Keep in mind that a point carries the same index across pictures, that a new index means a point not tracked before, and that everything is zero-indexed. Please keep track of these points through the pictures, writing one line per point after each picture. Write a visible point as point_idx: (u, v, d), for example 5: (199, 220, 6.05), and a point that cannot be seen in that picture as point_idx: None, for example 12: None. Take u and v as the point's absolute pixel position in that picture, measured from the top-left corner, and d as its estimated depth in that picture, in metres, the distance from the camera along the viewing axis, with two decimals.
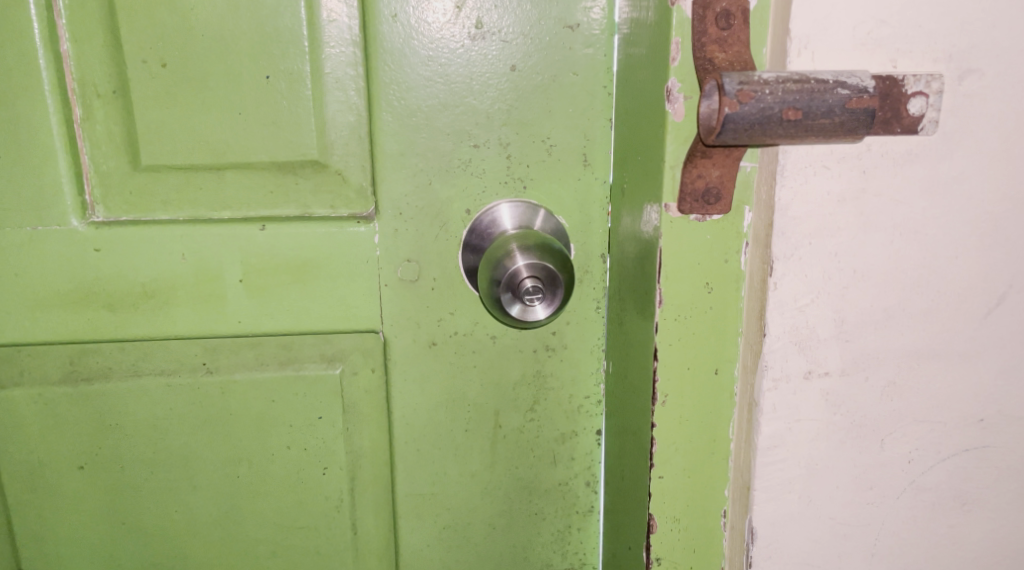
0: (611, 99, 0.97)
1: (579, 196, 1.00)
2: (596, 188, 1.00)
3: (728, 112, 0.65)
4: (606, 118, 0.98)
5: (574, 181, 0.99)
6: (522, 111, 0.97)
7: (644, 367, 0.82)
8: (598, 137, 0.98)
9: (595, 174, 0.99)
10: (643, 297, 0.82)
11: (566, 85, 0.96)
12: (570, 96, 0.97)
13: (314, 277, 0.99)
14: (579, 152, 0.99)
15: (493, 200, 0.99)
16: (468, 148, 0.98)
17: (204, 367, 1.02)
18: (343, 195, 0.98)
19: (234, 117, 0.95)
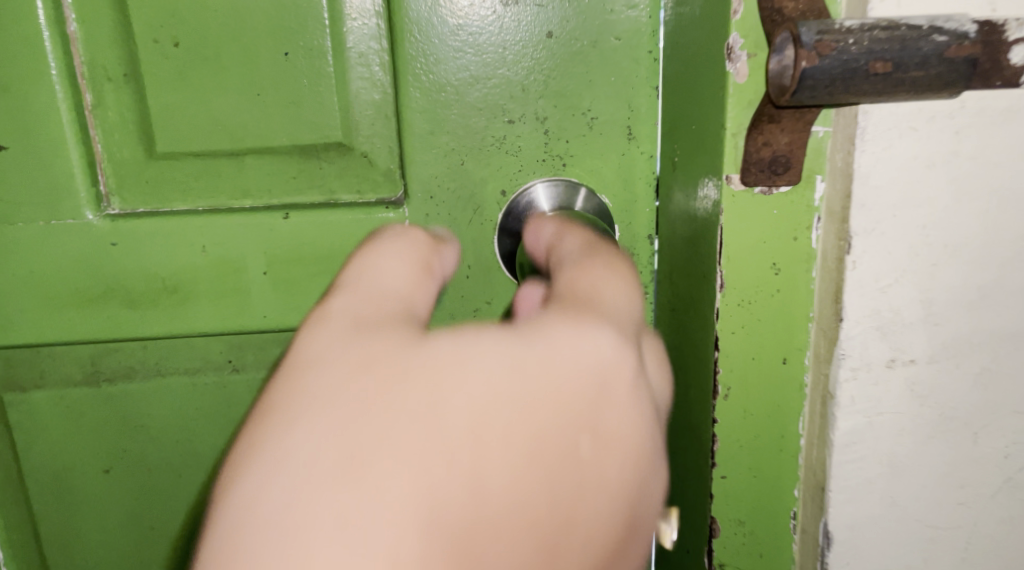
0: (658, 64, 0.88)
1: (623, 173, 0.91)
2: (641, 164, 0.90)
3: (805, 66, 0.57)
4: (653, 86, 0.88)
5: (618, 157, 0.90)
6: (560, 81, 0.88)
7: (703, 358, 0.74)
8: (644, 106, 0.89)
9: (641, 148, 0.90)
10: (700, 281, 0.74)
11: (608, 51, 0.87)
12: (613, 62, 0.87)
13: (342, 267, 0.93)
14: (623, 125, 0.89)
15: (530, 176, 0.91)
16: (502, 124, 0.89)
17: (231, 366, 0.98)
18: (370, 179, 0.92)
19: (252, 98, 0.89)
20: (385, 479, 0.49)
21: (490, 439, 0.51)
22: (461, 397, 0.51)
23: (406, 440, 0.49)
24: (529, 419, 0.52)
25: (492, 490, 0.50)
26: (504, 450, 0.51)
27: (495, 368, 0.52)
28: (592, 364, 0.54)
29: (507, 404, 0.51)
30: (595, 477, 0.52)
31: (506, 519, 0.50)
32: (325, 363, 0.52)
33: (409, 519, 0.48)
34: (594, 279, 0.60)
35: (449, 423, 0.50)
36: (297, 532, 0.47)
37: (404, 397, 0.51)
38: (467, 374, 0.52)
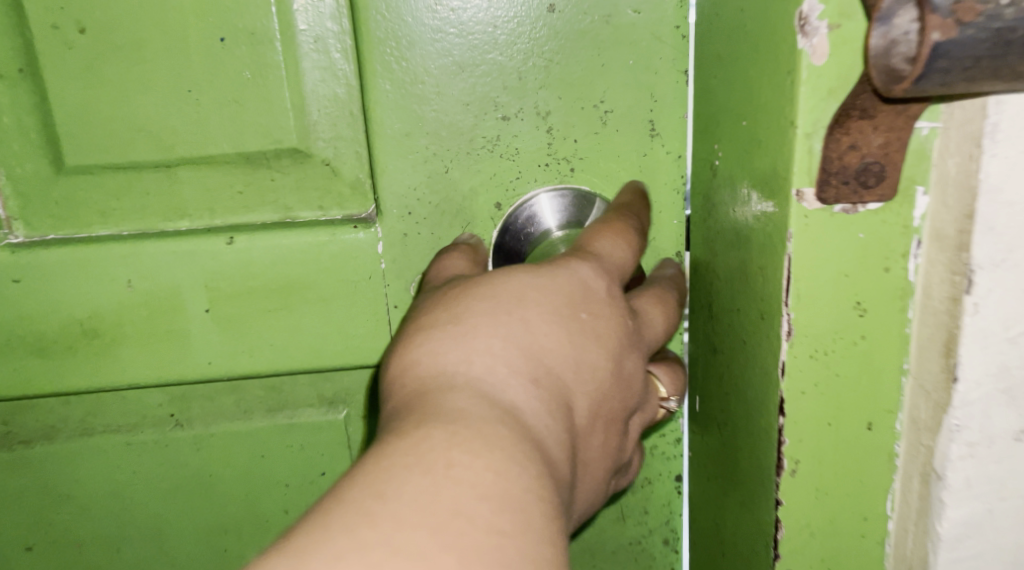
0: (687, 43, 0.70)
1: (644, 178, 0.74)
2: (667, 165, 0.73)
3: (940, 40, 0.42)
4: (681, 69, 0.71)
5: (638, 158, 0.73)
6: (565, 66, 0.71)
7: (763, 423, 0.57)
8: (671, 95, 0.71)
9: (665, 146, 0.73)
10: (756, 323, 0.57)
11: (624, 28, 0.70)
12: (631, 41, 0.70)
13: (302, 301, 0.75)
14: (644, 119, 0.72)
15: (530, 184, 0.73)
16: (496, 120, 0.72)
17: (173, 420, 0.82)
18: (334, 192, 0.74)
19: (181, 96, 0.71)
20: (466, 416, 0.52)
21: (534, 345, 0.56)
22: (500, 319, 0.56)
23: (462, 351, 0.55)
24: (548, 328, 0.57)
25: (551, 391, 0.56)
26: (546, 353, 0.56)
27: (521, 292, 0.57)
28: (582, 287, 0.59)
29: (526, 314, 0.57)
30: (595, 344, 0.58)
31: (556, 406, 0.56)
32: (404, 343, 0.57)
33: (504, 442, 0.51)
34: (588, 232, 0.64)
35: (494, 337, 0.56)
36: (423, 459, 0.49)
37: (455, 324, 0.56)
38: (497, 301, 0.57)
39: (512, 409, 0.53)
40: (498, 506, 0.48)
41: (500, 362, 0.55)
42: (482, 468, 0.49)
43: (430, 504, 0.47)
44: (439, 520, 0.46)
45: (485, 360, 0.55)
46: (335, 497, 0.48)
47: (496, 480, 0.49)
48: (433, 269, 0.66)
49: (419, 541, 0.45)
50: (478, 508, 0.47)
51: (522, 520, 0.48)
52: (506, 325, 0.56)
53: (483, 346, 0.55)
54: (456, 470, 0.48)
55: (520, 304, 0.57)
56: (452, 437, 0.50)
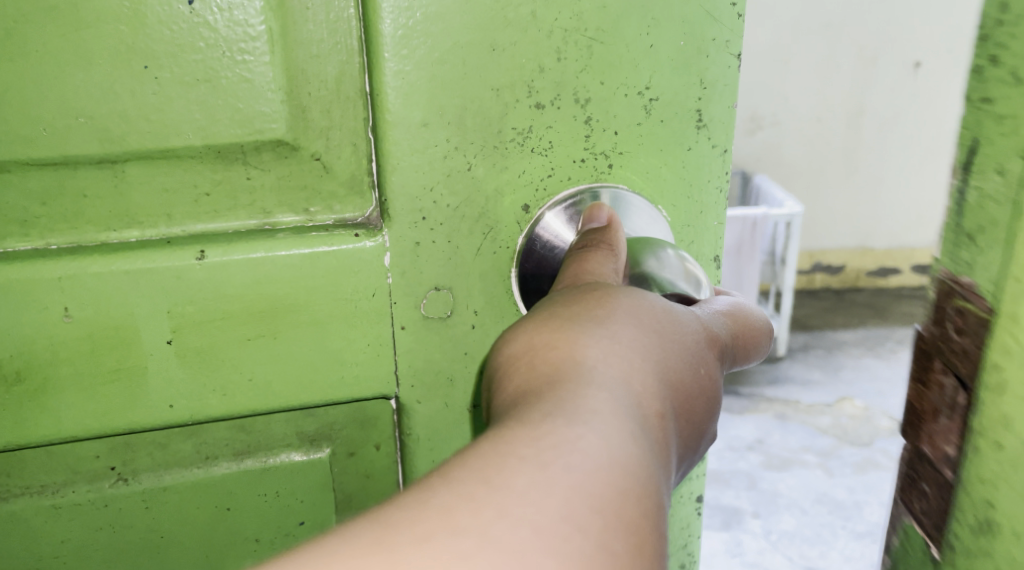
0: (742, 23, 0.61)
1: (687, 175, 0.65)
2: (712, 162, 0.65)
3: None
4: (736, 52, 0.62)
5: (681, 153, 0.64)
6: (609, 46, 0.60)
7: None
8: (723, 82, 0.62)
9: (711, 139, 0.64)
10: None
11: (676, 3, 0.60)
12: (682, 18, 0.60)
13: (290, 325, 0.62)
14: (691, 108, 0.63)
15: (541, 213, 0.63)
16: (529, 109, 0.61)
17: (115, 474, 0.66)
18: (323, 191, 0.62)
19: (134, 72, 0.56)
20: (596, 413, 0.45)
21: (666, 372, 0.50)
22: (635, 334, 0.50)
23: (589, 344, 0.49)
24: (673, 355, 0.51)
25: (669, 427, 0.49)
26: (672, 389, 0.50)
27: (650, 310, 0.53)
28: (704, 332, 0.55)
29: (658, 341, 0.51)
30: (708, 394, 0.53)
31: (672, 446, 0.48)
32: (528, 328, 0.51)
33: (635, 458, 0.44)
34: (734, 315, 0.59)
35: (629, 348, 0.49)
36: (546, 453, 0.42)
37: (588, 321, 0.51)
38: (627, 316, 0.52)
39: (644, 428, 0.46)
40: (613, 526, 0.41)
41: (634, 374, 0.49)
42: (608, 486, 0.42)
43: (547, 499, 0.41)
44: (546, 524, 0.40)
45: (623, 373, 0.48)
46: (445, 472, 0.42)
47: (609, 505, 0.41)
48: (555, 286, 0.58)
49: (521, 538, 0.39)
50: (591, 520, 0.41)
51: (630, 552, 0.41)
52: (637, 338, 0.50)
53: (617, 350, 0.49)
54: (577, 475, 0.42)
55: (647, 320, 0.52)
56: (582, 434, 0.44)
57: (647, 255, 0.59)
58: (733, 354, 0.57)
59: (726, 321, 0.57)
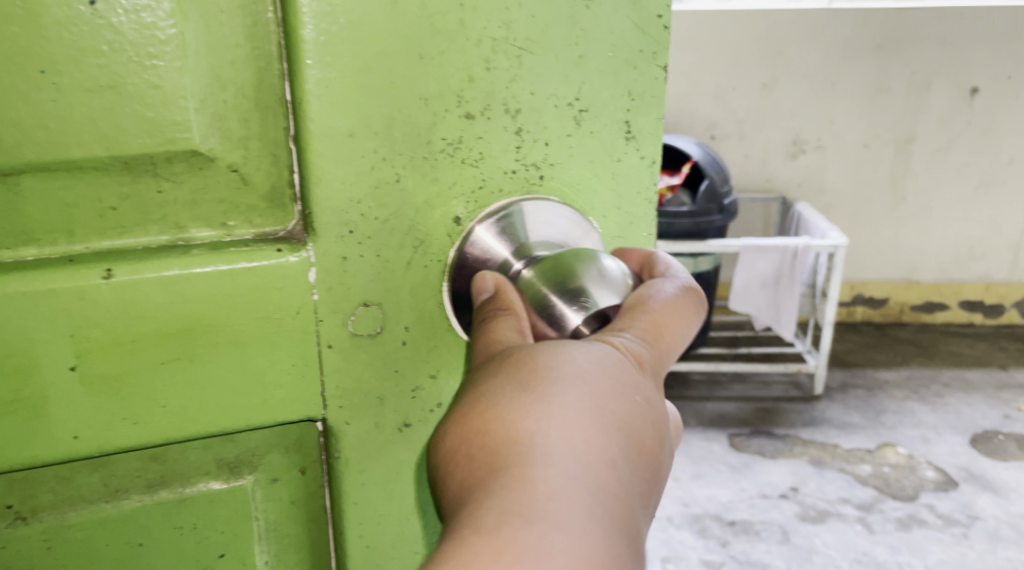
0: (669, 33, 0.60)
1: (618, 187, 0.64)
2: (642, 173, 0.64)
3: None
4: (662, 64, 0.61)
5: (610, 166, 0.63)
6: (538, 56, 0.58)
7: None
8: (650, 94, 0.62)
9: (639, 151, 0.63)
10: None
11: (603, 14, 0.59)
12: (609, 30, 0.59)
13: (207, 348, 0.58)
14: (619, 120, 0.62)
15: (473, 227, 0.61)
16: (458, 119, 0.59)
17: (12, 514, 0.60)
18: (241, 205, 0.58)
19: (30, 77, 0.51)
20: (553, 499, 0.43)
21: (612, 417, 0.48)
22: (568, 392, 0.48)
23: (532, 415, 0.47)
24: (624, 399, 0.49)
25: (631, 474, 0.47)
26: (624, 431, 0.48)
27: (589, 355, 0.50)
28: (648, 360, 0.52)
29: (595, 388, 0.48)
30: (668, 426, 0.51)
31: (639, 491, 0.47)
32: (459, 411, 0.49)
33: (601, 540, 0.42)
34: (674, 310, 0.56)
35: (565, 410, 0.47)
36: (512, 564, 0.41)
37: (527, 387, 0.48)
38: (556, 370, 0.49)
39: (607, 501, 0.44)
40: None
41: (584, 438, 0.46)
42: None
43: None
44: None
45: (565, 441, 0.46)
46: None
47: None
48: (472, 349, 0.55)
49: None
50: None
51: None
52: (582, 394, 0.48)
53: (561, 417, 0.46)
54: None
55: (588, 370, 0.49)
56: (543, 531, 0.42)
57: (573, 281, 0.55)
58: (673, 354, 0.55)
59: (661, 325, 0.55)
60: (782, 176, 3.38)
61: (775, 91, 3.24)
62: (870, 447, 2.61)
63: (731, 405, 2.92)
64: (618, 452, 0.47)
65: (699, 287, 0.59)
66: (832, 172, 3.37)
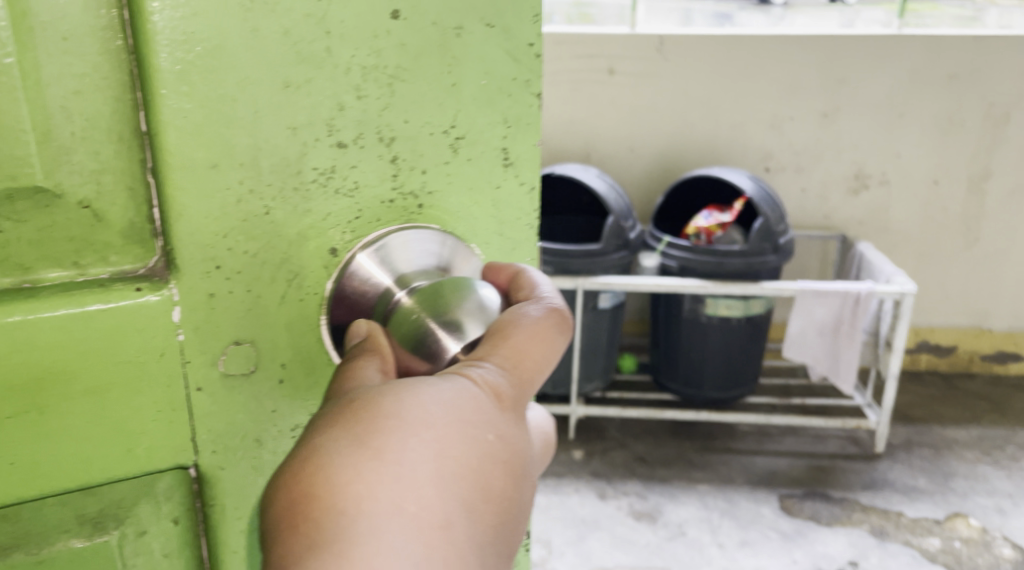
0: (541, 61, 0.60)
1: (498, 212, 0.63)
2: (522, 199, 0.63)
3: None
4: (535, 91, 0.61)
5: (489, 192, 0.62)
6: (411, 84, 0.57)
7: None
8: (526, 121, 0.61)
9: (518, 177, 0.62)
10: None
11: (477, 43, 0.57)
12: (482, 58, 0.58)
13: (60, 397, 0.54)
14: (497, 148, 0.61)
15: (355, 254, 0.59)
16: (330, 148, 0.56)
17: None
18: (96, 242, 0.54)
19: None
20: None
21: (448, 471, 0.49)
22: (405, 447, 0.49)
23: (361, 480, 0.47)
24: (456, 453, 0.50)
25: (466, 529, 0.48)
26: (461, 484, 0.49)
27: (423, 406, 0.50)
28: (492, 396, 0.53)
29: (432, 440, 0.49)
30: (510, 468, 0.52)
31: (472, 547, 0.48)
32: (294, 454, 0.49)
33: None
34: (530, 329, 0.55)
35: (395, 471, 0.48)
36: None
37: (359, 444, 0.48)
38: (396, 421, 0.49)
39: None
40: None
41: (410, 504, 0.47)
42: None
43: None
44: None
45: (392, 506, 0.47)
46: None
47: None
48: (339, 381, 0.53)
49: None
50: None
51: None
52: (412, 454, 0.49)
53: (387, 484, 0.47)
54: None
55: (421, 425, 0.50)
56: None
57: (454, 306, 0.53)
58: (534, 383, 0.55)
59: (517, 357, 0.54)
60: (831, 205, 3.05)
61: (831, 127, 2.94)
62: (936, 517, 2.20)
63: (777, 460, 2.46)
64: (447, 511, 0.48)
65: (566, 307, 0.57)
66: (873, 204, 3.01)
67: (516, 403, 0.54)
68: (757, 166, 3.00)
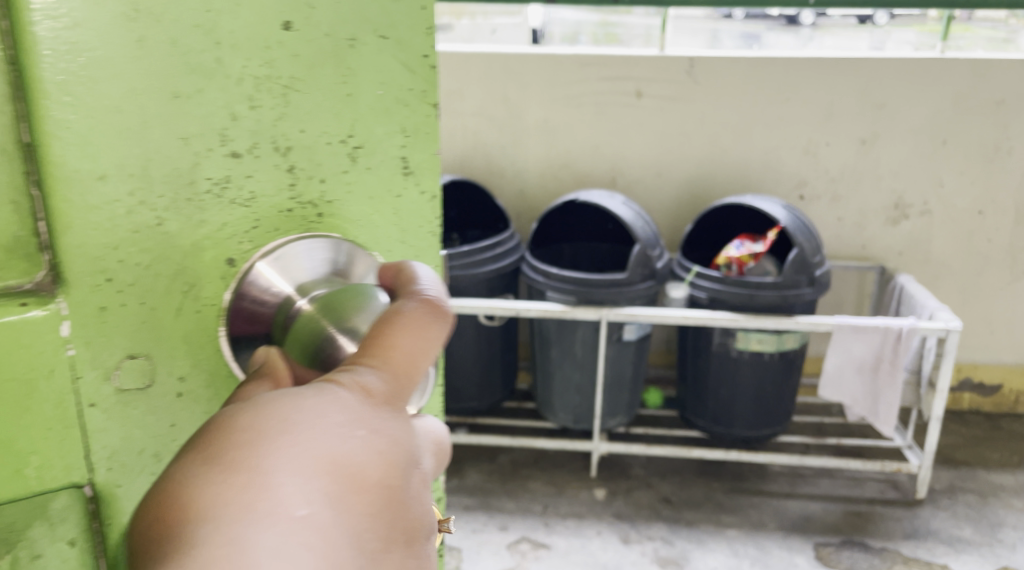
0: (435, 72, 0.61)
1: (399, 222, 0.63)
2: (421, 207, 0.63)
3: None
4: (431, 102, 0.61)
5: (390, 201, 0.62)
6: (306, 94, 0.56)
7: None
8: (422, 131, 0.61)
9: (417, 186, 0.63)
10: None
11: (370, 53, 0.58)
12: (376, 68, 0.58)
13: None
14: (395, 157, 0.61)
15: (259, 263, 0.57)
16: (224, 158, 0.55)
17: None
18: None
19: None
20: None
21: (313, 465, 0.44)
22: (257, 454, 0.44)
23: (212, 494, 0.42)
24: (320, 447, 0.45)
25: (343, 522, 0.43)
26: (328, 478, 0.44)
27: (279, 409, 0.46)
28: (363, 391, 0.48)
29: (288, 444, 0.44)
30: (394, 456, 0.46)
31: (349, 541, 0.43)
32: (150, 492, 0.44)
33: None
34: (404, 324, 0.50)
35: (247, 479, 0.43)
36: None
37: (207, 460, 0.44)
38: (249, 431, 0.45)
39: None
40: None
41: (271, 509, 0.42)
42: None
43: None
44: None
45: (246, 513, 0.42)
46: None
47: None
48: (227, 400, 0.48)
49: None
50: None
51: None
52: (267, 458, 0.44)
53: (241, 495, 0.42)
54: None
55: (275, 427, 0.45)
56: None
57: (355, 313, 0.53)
58: (418, 375, 0.50)
59: (387, 351, 0.49)
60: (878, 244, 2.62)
61: (876, 154, 2.51)
62: None
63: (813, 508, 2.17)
64: (312, 507, 0.43)
65: (447, 294, 0.52)
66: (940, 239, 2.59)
67: (394, 393, 0.49)
68: (792, 192, 2.56)
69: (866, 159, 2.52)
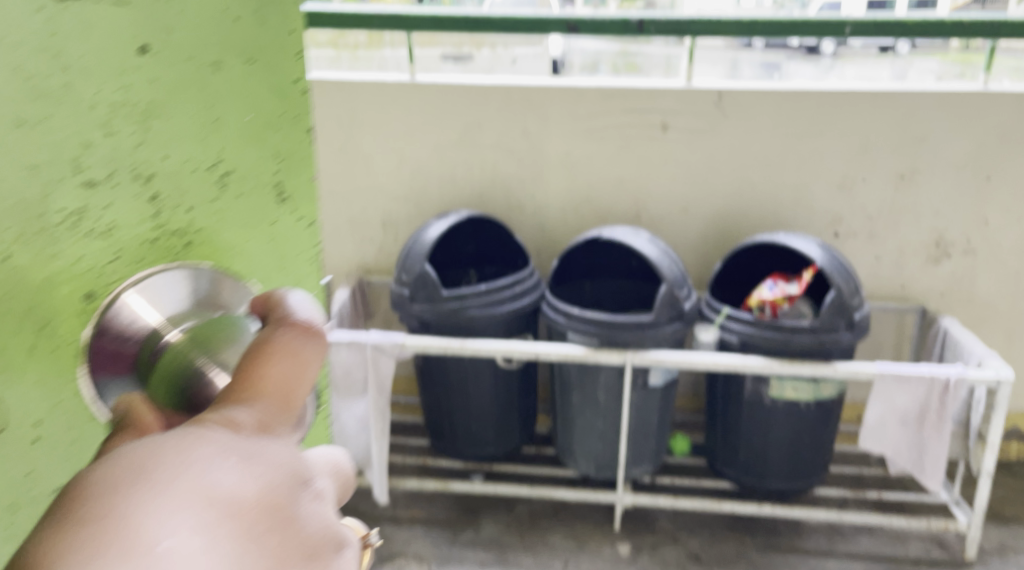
0: (302, 95, 0.52)
1: (277, 251, 0.50)
2: (298, 236, 0.52)
3: None
4: (299, 119, 0.51)
5: (265, 230, 0.49)
6: (164, 111, 0.43)
7: None
8: (292, 154, 0.50)
9: (297, 213, 0.51)
10: None
11: (229, 69, 0.46)
12: (240, 81, 0.47)
13: None
14: (270, 180, 0.49)
15: (123, 292, 0.42)
16: (77, 189, 0.40)
17: None
18: None
19: None
20: None
21: (182, 504, 0.33)
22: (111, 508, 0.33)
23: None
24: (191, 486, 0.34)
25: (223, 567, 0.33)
26: (195, 524, 0.33)
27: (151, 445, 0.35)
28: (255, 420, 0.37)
29: (136, 498, 0.33)
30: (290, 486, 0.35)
31: None
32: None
33: None
34: (281, 352, 0.38)
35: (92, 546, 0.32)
36: None
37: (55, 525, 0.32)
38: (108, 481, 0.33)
39: None
40: None
41: None
42: None
43: None
44: None
45: None
46: None
47: None
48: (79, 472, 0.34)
49: None
50: None
51: None
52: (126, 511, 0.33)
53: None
54: None
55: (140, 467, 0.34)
56: None
57: (227, 346, 0.42)
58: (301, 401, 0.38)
59: (260, 387, 0.37)
60: (919, 285, 2.23)
61: (914, 190, 2.15)
62: None
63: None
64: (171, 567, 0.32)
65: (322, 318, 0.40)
66: (986, 280, 2.20)
67: (288, 414, 0.38)
68: (824, 232, 2.21)
69: (906, 196, 2.15)
